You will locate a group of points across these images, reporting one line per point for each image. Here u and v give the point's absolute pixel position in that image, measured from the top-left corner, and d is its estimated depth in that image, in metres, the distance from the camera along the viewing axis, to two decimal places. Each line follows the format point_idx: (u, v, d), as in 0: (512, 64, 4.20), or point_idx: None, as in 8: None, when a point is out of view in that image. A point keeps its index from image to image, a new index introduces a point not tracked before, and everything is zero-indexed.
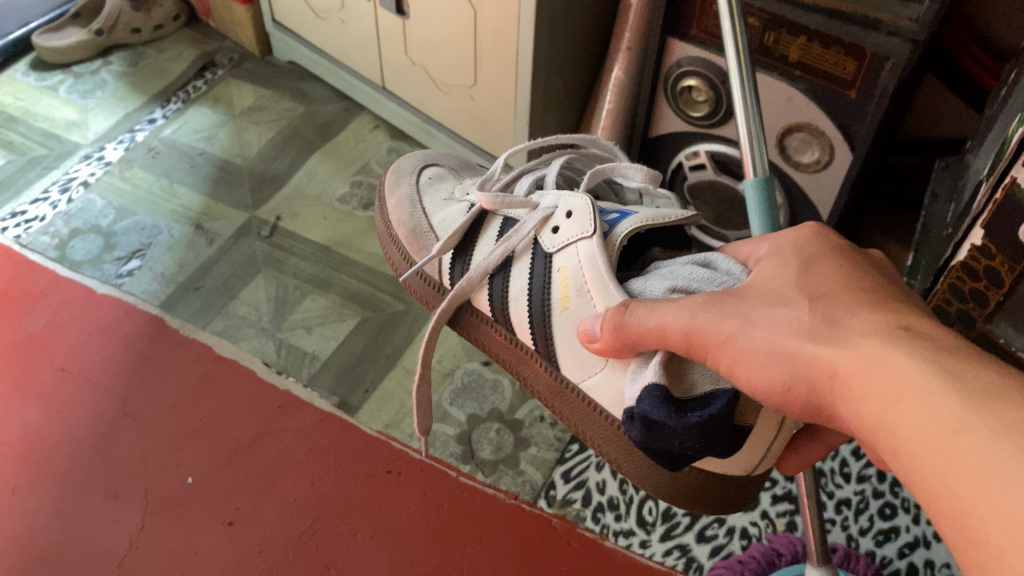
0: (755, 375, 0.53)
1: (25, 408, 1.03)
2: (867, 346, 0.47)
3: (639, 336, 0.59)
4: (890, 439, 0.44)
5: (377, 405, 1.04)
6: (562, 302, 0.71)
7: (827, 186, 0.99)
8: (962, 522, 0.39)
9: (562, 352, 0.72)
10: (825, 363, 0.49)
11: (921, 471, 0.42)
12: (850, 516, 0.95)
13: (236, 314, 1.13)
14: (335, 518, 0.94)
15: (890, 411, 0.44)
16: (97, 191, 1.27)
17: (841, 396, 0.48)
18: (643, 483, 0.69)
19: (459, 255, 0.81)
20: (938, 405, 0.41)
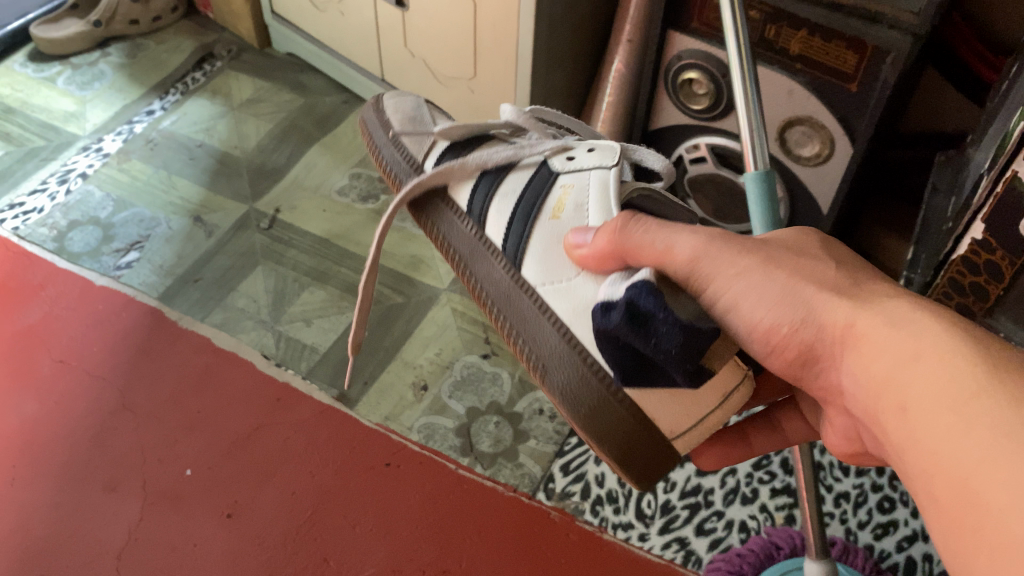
0: (761, 319, 0.55)
1: (24, 400, 1.03)
2: (893, 310, 0.49)
3: (655, 235, 0.58)
4: (902, 397, 0.46)
5: (376, 399, 1.05)
6: (554, 211, 0.68)
7: (827, 180, 0.99)
8: (955, 484, 0.40)
9: (533, 254, 0.67)
10: (847, 322, 0.51)
11: (924, 430, 0.43)
12: (849, 509, 0.95)
13: (235, 306, 1.13)
14: (332, 511, 0.94)
15: (911, 368, 0.45)
16: (95, 182, 1.27)
17: (859, 356, 0.50)
18: (564, 397, 0.61)
19: (454, 149, 0.76)
20: (951, 370, 0.43)
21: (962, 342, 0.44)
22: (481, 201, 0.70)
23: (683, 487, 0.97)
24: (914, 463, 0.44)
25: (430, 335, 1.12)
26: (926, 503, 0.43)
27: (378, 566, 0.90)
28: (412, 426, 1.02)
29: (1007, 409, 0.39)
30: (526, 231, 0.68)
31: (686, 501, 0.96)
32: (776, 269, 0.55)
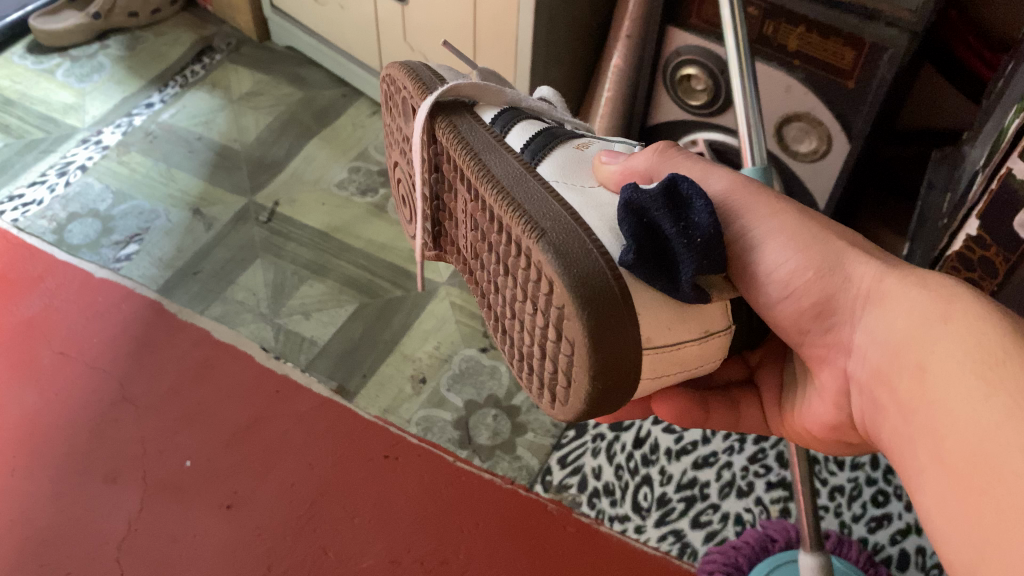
0: (792, 264, 0.54)
1: (24, 391, 1.04)
2: (932, 279, 0.50)
3: (696, 167, 0.58)
4: (922, 354, 0.46)
5: (375, 391, 1.05)
6: (581, 145, 0.62)
7: (825, 176, 1.00)
8: (964, 436, 0.41)
9: (555, 165, 0.59)
10: (880, 280, 0.52)
11: (939, 383, 0.44)
12: (843, 503, 0.96)
13: (234, 299, 1.14)
14: (332, 502, 0.95)
15: (936, 329, 0.46)
16: (95, 174, 1.27)
17: (884, 312, 0.51)
18: (568, 270, 0.48)
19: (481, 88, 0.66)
20: (980, 330, 0.44)
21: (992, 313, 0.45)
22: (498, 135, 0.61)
23: (679, 480, 0.97)
24: (922, 422, 0.45)
25: (429, 328, 1.12)
26: (930, 466, 0.43)
27: (375, 558, 0.92)
28: (410, 419, 1.03)
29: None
30: (549, 146, 0.60)
31: (683, 494, 0.96)
32: (807, 222, 0.55)
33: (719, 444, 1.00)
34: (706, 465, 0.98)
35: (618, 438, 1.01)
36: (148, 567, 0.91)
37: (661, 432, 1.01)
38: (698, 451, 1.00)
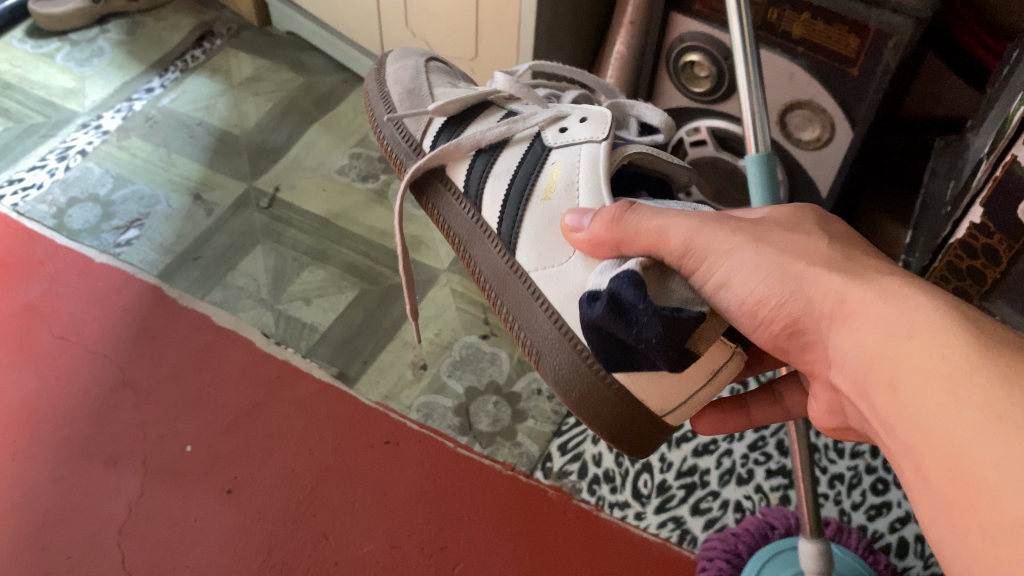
0: (751, 291, 0.55)
1: (24, 375, 1.04)
2: (888, 283, 0.48)
3: (652, 223, 0.60)
4: (892, 373, 0.45)
5: (376, 377, 1.06)
6: (545, 192, 0.71)
7: (827, 165, 1.00)
8: (956, 463, 0.40)
9: (525, 238, 0.70)
10: (838, 295, 0.50)
11: (918, 407, 0.43)
12: (843, 491, 0.96)
13: (234, 284, 1.13)
14: (333, 487, 0.95)
15: (901, 346, 0.45)
16: (95, 159, 1.26)
17: (843, 324, 0.50)
18: (563, 387, 0.65)
19: (449, 125, 0.79)
20: (950, 348, 0.42)
21: (955, 322, 0.43)
22: (477, 183, 0.74)
23: (679, 467, 0.98)
24: (906, 445, 0.44)
25: (430, 315, 1.12)
26: (918, 484, 0.43)
27: (376, 543, 0.92)
28: (412, 405, 1.03)
29: (1003, 390, 0.39)
30: (519, 214, 0.71)
31: (683, 481, 0.97)
32: (768, 247, 0.55)
33: (720, 432, 1.00)
34: (706, 453, 0.99)
35: None
36: (148, 550, 0.91)
37: None
38: (699, 438, 1.00)
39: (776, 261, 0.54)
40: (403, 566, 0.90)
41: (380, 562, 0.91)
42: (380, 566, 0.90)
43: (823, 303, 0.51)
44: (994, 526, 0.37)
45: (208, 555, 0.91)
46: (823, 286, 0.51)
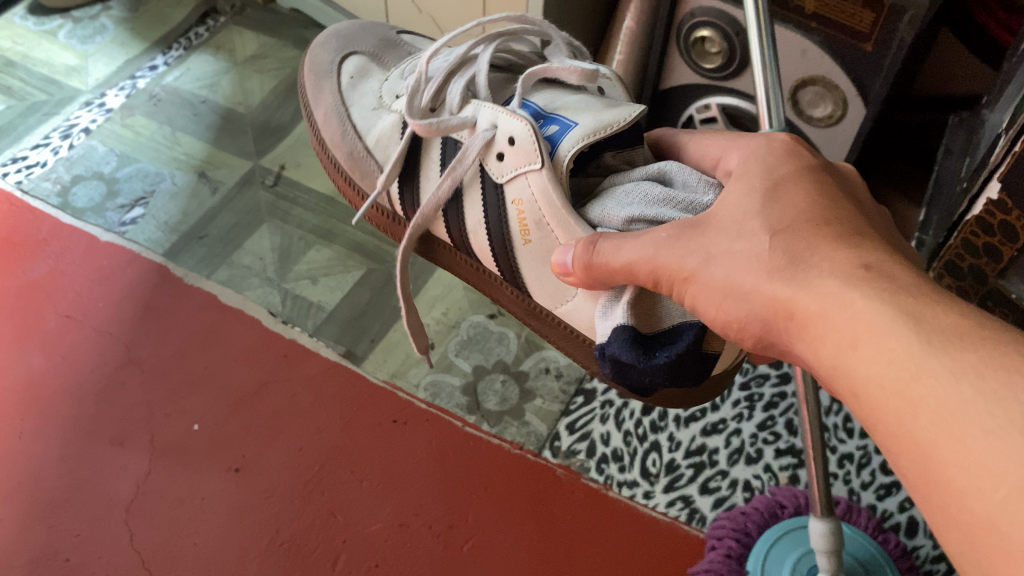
0: (715, 314, 0.57)
1: (30, 354, 1.03)
2: (825, 287, 0.49)
3: (618, 272, 0.63)
4: (851, 383, 0.45)
5: (383, 356, 1.05)
6: (522, 236, 0.75)
7: (838, 142, 0.98)
8: (924, 462, 0.41)
9: (531, 279, 0.77)
10: (787, 306, 0.51)
11: (880, 412, 0.43)
12: (852, 470, 0.95)
13: (240, 263, 1.12)
14: (341, 467, 0.96)
15: (850, 354, 0.45)
16: (99, 137, 1.25)
17: (798, 336, 0.50)
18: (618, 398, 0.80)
19: (405, 183, 0.84)
20: (896, 349, 0.43)
21: (897, 314, 0.44)
22: (462, 237, 0.82)
23: (687, 446, 0.97)
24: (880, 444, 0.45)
25: (437, 294, 1.11)
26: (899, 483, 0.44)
27: (384, 521, 0.92)
28: (419, 384, 1.02)
29: (956, 383, 0.40)
30: (512, 261, 0.78)
31: (691, 460, 0.96)
32: (718, 269, 0.57)
33: (728, 411, 0.99)
34: (714, 432, 0.98)
35: (627, 405, 1.00)
36: (156, 528, 0.92)
37: None
38: (707, 418, 0.99)
39: (727, 279, 0.56)
40: (410, 544, 0.91)
41: (387, 539, 0.91)
42: (387, 544, 0.91)
43: (772, 309, 0.52)
44: (966, 526, 0.39)
45: (216, 533, 0.92)
46: (773, 294, 0.52)
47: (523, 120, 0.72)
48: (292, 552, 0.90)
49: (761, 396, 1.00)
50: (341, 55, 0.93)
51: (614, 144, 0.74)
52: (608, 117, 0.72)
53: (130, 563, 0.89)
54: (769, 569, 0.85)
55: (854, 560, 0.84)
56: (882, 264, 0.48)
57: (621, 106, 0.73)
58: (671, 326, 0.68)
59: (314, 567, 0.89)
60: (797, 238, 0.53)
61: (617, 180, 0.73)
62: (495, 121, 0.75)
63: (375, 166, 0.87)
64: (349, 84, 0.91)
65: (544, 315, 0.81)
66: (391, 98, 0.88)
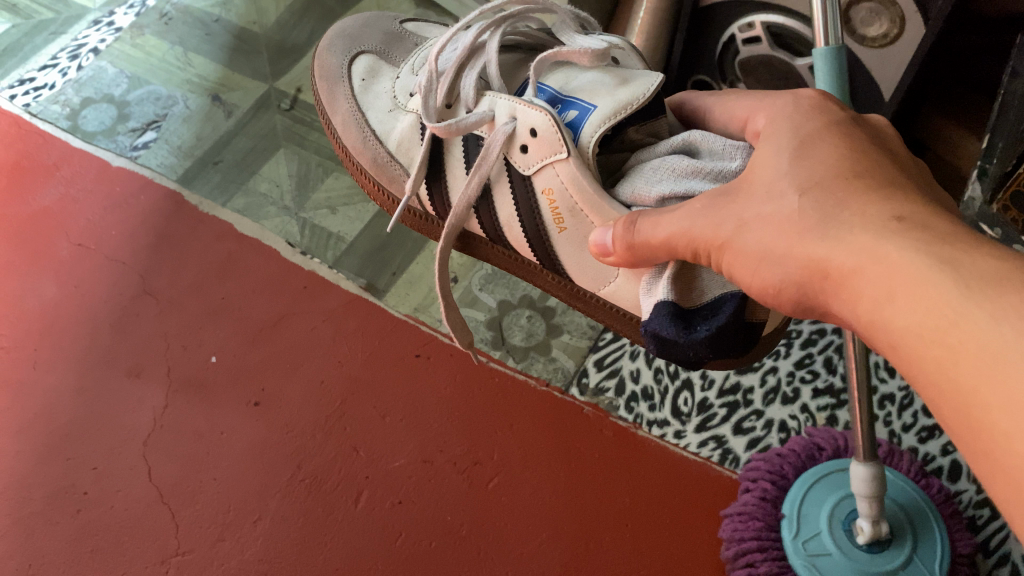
0: (750, 277, 0.52)
1: (42, 283, 1.01)
2: (858, 241, 0.43)
3: (658, 248, 0.58)
4: (887, 335, 0.40)
5: (404, 290, 1.01)
6: (558, 224, 0.69)
7: (892, 64, 0.92)
8: (968, 410, 0.36)
9: (573, 265, 0.72)
10: (822, 267, 0.46)
11: (919, 364, 0.38)
12: (893, 412, 0.92)
13: (257, 191, 1.08)
14: (364, 401, 0.93)
15: (885, 307, 0.40)
16: (108, 58, 1.20)
17: (833, 294, 0.45)
18: None
19: (433, 184, 0.78)
20: (931, 296, 0.38)
21: (932, 263, 0.39)
22: (497, 229, 0.76)
23: (721, 385, 0.93)
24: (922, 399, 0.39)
25: None
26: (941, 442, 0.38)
27: (407, 457, 0.90)
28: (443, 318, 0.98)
29: (995, 325, 0.35)
30: (551, 250, 0.72)
31: (724, 400, 0.92)
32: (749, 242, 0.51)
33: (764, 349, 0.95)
34: (750, 370, 0.93)
35: None
36: (174, 462, 0.90)
37: None
38: None
39: (758, 248, 0.51)
40: (434, 480, 0.88)
41: (411, 476, 0.89)
42: (411, 481, 0.88)
43: (811, 268, 0.47)
44: (1011, 477, 0.33)
45: (234, 467, 0.89)
46: (806, 254, 0.47)
47: (542, 110, 0.66)
48: (313, 487, 0.88)
49: (799, 333, 0.95)
50: (349, 56, 0.87)
51: (637, 118, 0.69)
52: (626, 96, 0.66)
53: (149, 496, 0.88)
54: (806, 513, 0.81)
55: (896, 506, 0.81)
56: (918, 214, 0.42)
57: (637, 79, 0.67)
58: (713, 298, 0.63)
59: (336, 503, 0.87)
60: (836, 186, 0.48)
61: (643, 156, 0.68)
62: (512, 115, 0.69)
63: (401, 170, 0.81)
64: (361, 88, 0.85)
65: (587, 295, 0.75)
66: (404, 97, 0.81)
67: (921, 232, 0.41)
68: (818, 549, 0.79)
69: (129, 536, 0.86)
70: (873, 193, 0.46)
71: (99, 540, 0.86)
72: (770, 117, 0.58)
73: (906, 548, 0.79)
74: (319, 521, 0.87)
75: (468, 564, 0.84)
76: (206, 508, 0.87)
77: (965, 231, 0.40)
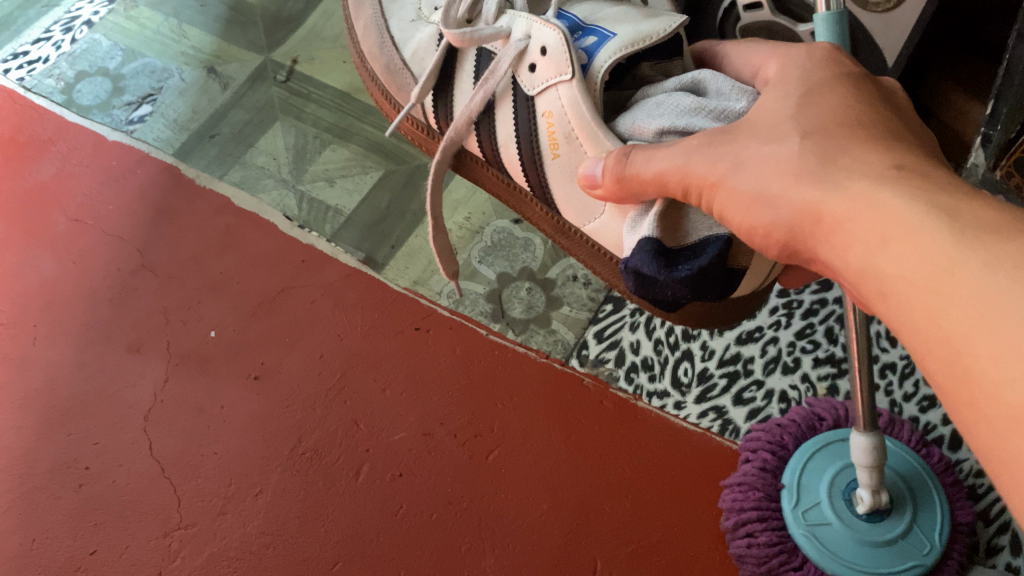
0: (740, 220, 0.51)
1: (41, 258, 1.00)
2: (855, 188, 0.42)
3: (652, 179, 0.57)
4: (878, 282, 0.39)
5: (403, 262, 1.00)
6: (552, 149, 0.69)
7: (896, 30, 0.89)
8: (954, 357, 0.34)
9: (563, 194, 0.71)
10: (815, 212, 0.45)
11: (910, 312, 0.37)
12: (895, 381, 0.91)
13: (253, 164, 1.07)
14: (364, 374, 0.93)
15: (878, 253, 0.39)
16: (102, 30, 1.18)
17: (825, 240, 0.44)
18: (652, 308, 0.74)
19: (440, 97, 0.78)
20: (926, 242, 0.37)
21: (930, 211, 0.37)
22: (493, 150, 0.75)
23: (721, 355, 0.93)
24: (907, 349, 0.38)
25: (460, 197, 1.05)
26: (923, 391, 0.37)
27: (408, 431, 0.90)
28: (442, 292, 0.98)
29: (990, 274, 0.34)
30: (543, 174, 0.72)
31: (725, 370, 0.92)
32: (743, 186, 0.50)
33: (765, 319, 0.94)
34: (750, 340, 0.93)
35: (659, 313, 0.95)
36: (175, 437, 0.90)
37: None
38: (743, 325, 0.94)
39: (751, 192, 0.50)
40: (435, 453, 0.88)
41: (413, 448, 0.89)
42: (412, 453, 0.88)
43: (805, 216, 0.46)
44: (997, 426, 0.32)
45: (236, 441, 0.90)
46: (802, 194, 0.46)
47: (557, 27, 0.66)
48: (314, 461, 0.88)
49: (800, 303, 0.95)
50: None
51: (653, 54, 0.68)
52: (649, 27, 0.65)
53: (151, 471, 0.88)
54: (806, 483, 0.81)
55: (897, 475, 0.81)
56: (917, 165, 0.42)
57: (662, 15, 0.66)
58: (698, 239, 0.61)
59: (337, 476, 0.88)
60: (836, 136, 0.47)
61: (651, 91, 0.67)
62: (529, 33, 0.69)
63: (411, 79, 0.80)
64: None
65: (572, 232, 0.75)
66: (430, 10, 0.81)
67: (921, 183, 0.40)
68: (818, 519, 0.79)
69: (131, 511, 0.86)
70: (871, 149, 0.45)
71: (101, 514, 0.86)
72: (783, 65, 0.59)
73: (906, 517, 0.79)
74: (320, 494, 0.87)
75: (469, 535, 0.84)
76: (207, 482, 0.88)
77: (965, 183, 0.39)
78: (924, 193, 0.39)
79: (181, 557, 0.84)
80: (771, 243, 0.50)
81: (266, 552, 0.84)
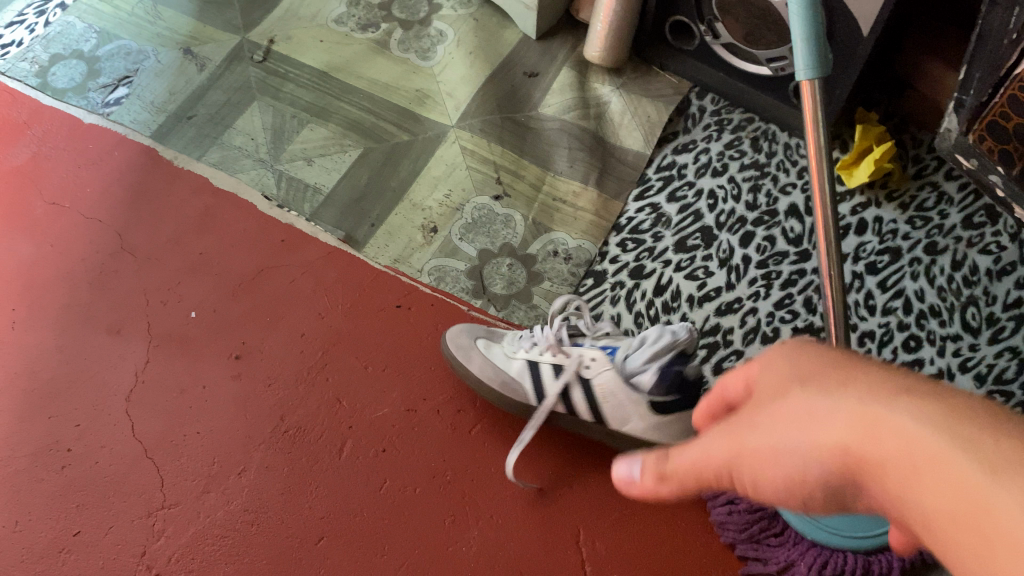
0: (781, 477, 0.36)
1: (18, 242, 0.99)
2: (840, 408, 0.33)
3: (694, 449, 0.40)
4: (918, 521, 0.29)
5: (384, 240, 1.00)
6: None
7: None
8: None
9: None
10: (834, 455, 0.33)
11: (954, 554, 0.28)
12: (873, 349, 0.92)
13: (231, 144, 1.07)
14: (346, 352, 0.93)
15: (893, 480, 0.30)
16: (76, 13, 1.17)
17: (855, 482, 0.33)
18: None
19: None
20: (922, 451, 0.29)
21: (931, 425, 0.29)
22: None
23: (701, 327, 0.94)
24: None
25: (439, 174, 1.05)
26: None
27: (391, 407, 0.90)
28: (423, 268, 0.98)
29: (1005, 488, 0.26)
30: None
31: (705, 341, 0.93)
32: (754, 425, 0.37)
33: (744, 290, 0.95)
34: (730, 312, 0.94)
35: (639, 286, 0.96)
36: (157, 417, 0.90)
37: (683, 279, 0.97)
38: (722, 297, 0.95)
39: (767, 444, 0.36)
40: (419, 428, 0.89)
41: (396, 424, 0.89)
42: (395, 429, 0.89)
43: (822, 470, 0.34)
44: None
45: (218, 421, 0.90)
46: (809, 451, 0.34)
47: None
48: (297, 439, 0.88)
49: (778, 274, 0.96)
50: None
51: None
52: None
53: (134, 451, 0.88)
54: None
55: None
56: (896, 369, 0.34)
57: None
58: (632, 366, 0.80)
59: (321, 453, 0.88)
60: (802, 357, 0.38)
61: None
62: None
63: None
64: None
65: None
66: None
67: (905, 388, 0.32)
68: None
69: (115, 491, 0.86)
70: (839, 355, 0.37)
71: (84, 495, 0.86)
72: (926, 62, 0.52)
73: None
74: (304, 471, 0.87)
75: (454, 508, 0.85)
76: (191, 461, 0.88)
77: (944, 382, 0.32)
78: (947, 435, 0.29)
79: (166, 536, 0.84)
80: (807, 497, 0.36)
81: (250, 529, 0.84)
